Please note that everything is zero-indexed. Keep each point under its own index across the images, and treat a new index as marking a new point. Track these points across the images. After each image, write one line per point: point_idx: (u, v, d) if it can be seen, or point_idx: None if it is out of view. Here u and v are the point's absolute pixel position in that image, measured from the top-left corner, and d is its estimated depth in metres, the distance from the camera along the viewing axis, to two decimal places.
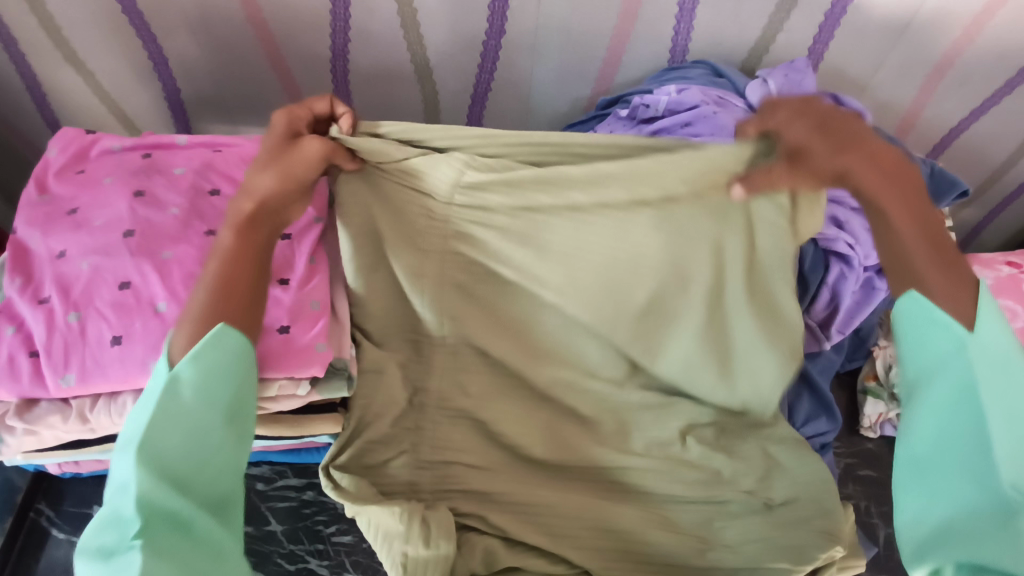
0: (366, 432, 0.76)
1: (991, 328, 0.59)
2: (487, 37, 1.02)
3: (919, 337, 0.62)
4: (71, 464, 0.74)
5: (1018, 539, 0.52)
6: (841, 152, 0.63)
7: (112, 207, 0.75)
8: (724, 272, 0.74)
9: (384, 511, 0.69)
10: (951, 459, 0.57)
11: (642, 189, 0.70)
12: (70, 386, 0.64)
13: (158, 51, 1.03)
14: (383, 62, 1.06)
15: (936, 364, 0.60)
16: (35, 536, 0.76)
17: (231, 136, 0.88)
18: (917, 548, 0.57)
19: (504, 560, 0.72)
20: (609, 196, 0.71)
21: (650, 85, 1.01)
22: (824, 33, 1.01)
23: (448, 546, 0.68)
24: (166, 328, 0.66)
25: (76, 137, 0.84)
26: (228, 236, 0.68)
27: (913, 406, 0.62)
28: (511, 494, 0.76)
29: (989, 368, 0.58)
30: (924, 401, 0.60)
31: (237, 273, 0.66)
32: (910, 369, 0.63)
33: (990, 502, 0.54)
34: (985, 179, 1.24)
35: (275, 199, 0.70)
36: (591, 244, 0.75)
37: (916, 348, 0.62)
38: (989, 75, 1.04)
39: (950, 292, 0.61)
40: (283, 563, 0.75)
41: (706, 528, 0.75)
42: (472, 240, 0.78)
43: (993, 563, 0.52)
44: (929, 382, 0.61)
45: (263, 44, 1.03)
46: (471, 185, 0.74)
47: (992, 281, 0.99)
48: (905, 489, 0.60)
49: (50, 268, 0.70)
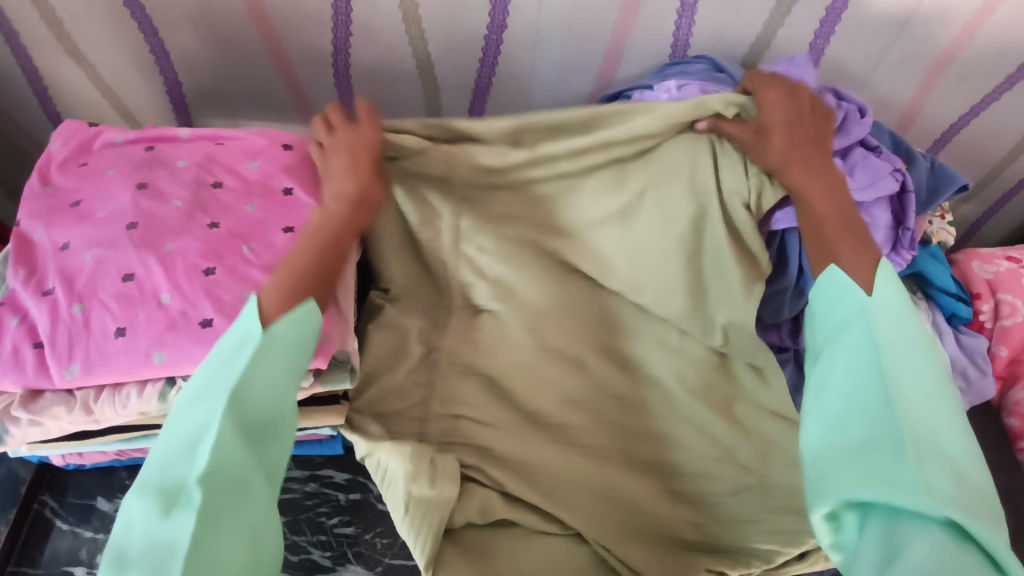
0: (379, 381, 0.82)
1: (891, 291, 0.59)
2: (488, 32, 1.02)
3: (833, 301, 0.63)
4: (75, 455, 0.75)
5: (911, 468, 0.48)
6: (798, 144, 0.71)
7: (115, 199, 0.75)
8: (706, 227, 0.78)
9: (397, 451, 0.73)
10: (861, 396, 0.54)
11: (617, 146, 0.78)
12: (74, 377, 0.64)
13: (160, 45, 1.03)
14: (385, 58, 1.06)
15: (847, 322, 0.60)
16: (39, 526, 0.77)
17: (233, 129, 0.88)
18: (819, 481, 0.53)
19: (499, 509, 0.73)
20: (590, 159, 0.80)
21: (651, 81, 1.01)
22: (824, 29, 1.01)
23: (451, 490, 0.72)
24: (169, 319, 0.67)
25: (78, 129, 0.84)
26: (327, 219, 0.73)
27: (823, 361, 0.60)
28: (514, 451, 0.78)
29: (889, 324, 0.57)
30: (835, 351, 0.59)
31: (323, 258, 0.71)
32: (823, 331, 0.62)
33: (886, 435, 0.51)
34: (984, 176, 1.24)
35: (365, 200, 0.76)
36: (584, 205, 0.83)
37: (829, 309, 0.63)
38: (989, 71, 1.05)
39: (858, 266, 0.64)
40: (286, 555, 0.75)
41: (700, 506, 0.76)
42: (486, 212, 0.85)
43: (889, 494, 0.48)
44: (839, 335, 0.60)
45: (265, 38, 1.04)
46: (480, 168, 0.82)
47: (992, 276, 0.99)
48: (812, 427, 0.56)
49: (53, 260, 0.70)
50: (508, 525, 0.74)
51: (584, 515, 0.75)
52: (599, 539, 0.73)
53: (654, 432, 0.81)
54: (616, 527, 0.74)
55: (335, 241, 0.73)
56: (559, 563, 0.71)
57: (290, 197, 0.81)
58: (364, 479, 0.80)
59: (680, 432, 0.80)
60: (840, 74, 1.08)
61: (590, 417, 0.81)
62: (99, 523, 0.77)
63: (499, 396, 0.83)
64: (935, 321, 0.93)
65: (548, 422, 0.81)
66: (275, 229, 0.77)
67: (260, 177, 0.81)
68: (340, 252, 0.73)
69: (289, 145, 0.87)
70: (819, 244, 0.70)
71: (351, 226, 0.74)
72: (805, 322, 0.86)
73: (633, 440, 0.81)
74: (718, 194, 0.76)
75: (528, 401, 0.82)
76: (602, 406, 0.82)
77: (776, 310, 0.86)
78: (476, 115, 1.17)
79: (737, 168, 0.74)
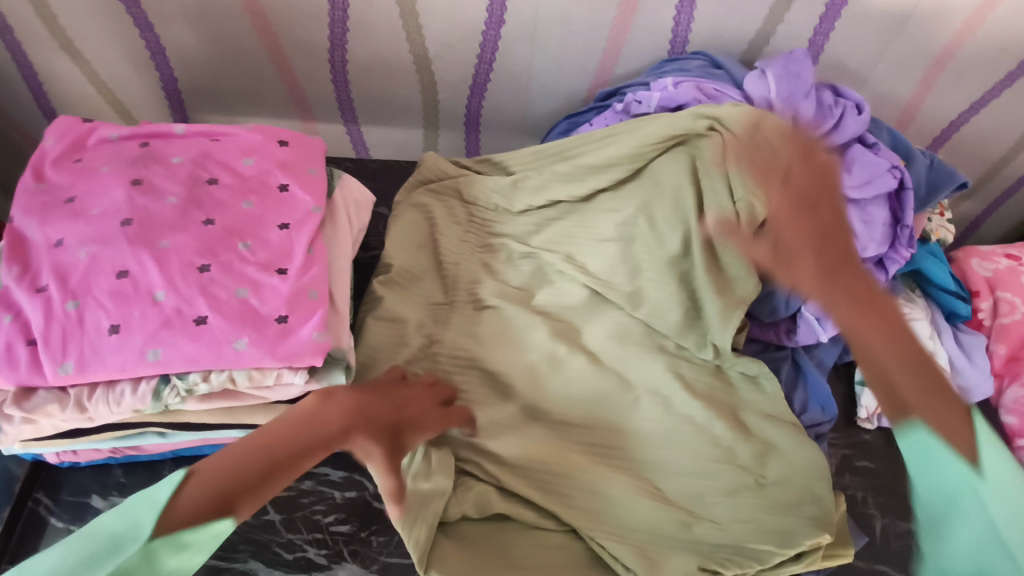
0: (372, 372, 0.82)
1: (991, 453, 0.60)
2: (487, 28, 1.02)
3: (924, 466, 0.62)
4: (69, 453, 0.74)
5: None
6: (833, 243, 0.72)
7: (110, 195, 0.74)
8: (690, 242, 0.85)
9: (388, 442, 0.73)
10: None
11: (614, 164, 0.90)
12: (67, 375, 0.63)
13: (156, 40, 1.03)
14: (382, 54, 1.06)
15: (955, 501, 0.60)
16: (33, 525, 0.75)
17: (229, 126, 0.87)
18: None
19: (496, 504, 0.73)
20: (594, 181, 0.92)
21: (647, 77, 1.01)
22: (824, 24, 1.01)
23: (446, 481, 0.72)
24: (164, 316, 0.66)
25: (73, 126, 0.83)
26: (319, 422, 0.63)
27: (936, 535, 0.62)
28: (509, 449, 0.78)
29: (1005, 506, 0.57)
30: (947, 533, 0.61)
31: (273, 466, 0.60)
32: (926, 495, 0.62)
33: None
34: (984, 173, 1.24)
35: (379, 424, 0.67)
36: (585, 220, 0.93)
37: (926, 476, 0.62)
38: (989, 68, 1.04)
39: (937, 412, 0.63)
40: (281, 553, 0.73)
41: (695, 503, 0.75)
42: (498, 227, 1.00)
43: None
44: (952, 514, 0.60)
45: (261, 34, 1.03)
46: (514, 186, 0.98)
47: (991, 274, 0.99)
48: None
49: (47, 256, 0.69)
50: (500, 519, 0.74)
51: (578, 510, 0.74)
52: (593, 536, 0.72)
53: (651, 429, 0.80)
54: (610, 526, 0.73)
55: (304, 445, 0.62)
56: (553, 559, 0.71)
57: (286, 193, 0.81)
58: (360, 477, 0.79)
59: (676, 429, 0.80)
60: (840, 71, 1.08)
61: (586, 413, 0.81)
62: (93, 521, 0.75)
63: (495, 392, 0.83)
64: (932, 317, 0.94)
65: (545, 419, 0.81)
66: (271, 226, 0.77)
67: (256, 174, 0.81)
68: (296, 468, 0.62)
69: (284, 142, 0.87)
70: (887, 392, 0.65)
71: (353, 426, 0.65)
72: (801, 320, 0.86)
73: (629, 437, 0.80)
74: (696, 209, 0.84)
75: (524, 398, 0.82)
76: (598, 404, 0.82)
77: (771, 309, 0.86)
78: (474, 112, 1.17)
79: (719, 189, 0.83)
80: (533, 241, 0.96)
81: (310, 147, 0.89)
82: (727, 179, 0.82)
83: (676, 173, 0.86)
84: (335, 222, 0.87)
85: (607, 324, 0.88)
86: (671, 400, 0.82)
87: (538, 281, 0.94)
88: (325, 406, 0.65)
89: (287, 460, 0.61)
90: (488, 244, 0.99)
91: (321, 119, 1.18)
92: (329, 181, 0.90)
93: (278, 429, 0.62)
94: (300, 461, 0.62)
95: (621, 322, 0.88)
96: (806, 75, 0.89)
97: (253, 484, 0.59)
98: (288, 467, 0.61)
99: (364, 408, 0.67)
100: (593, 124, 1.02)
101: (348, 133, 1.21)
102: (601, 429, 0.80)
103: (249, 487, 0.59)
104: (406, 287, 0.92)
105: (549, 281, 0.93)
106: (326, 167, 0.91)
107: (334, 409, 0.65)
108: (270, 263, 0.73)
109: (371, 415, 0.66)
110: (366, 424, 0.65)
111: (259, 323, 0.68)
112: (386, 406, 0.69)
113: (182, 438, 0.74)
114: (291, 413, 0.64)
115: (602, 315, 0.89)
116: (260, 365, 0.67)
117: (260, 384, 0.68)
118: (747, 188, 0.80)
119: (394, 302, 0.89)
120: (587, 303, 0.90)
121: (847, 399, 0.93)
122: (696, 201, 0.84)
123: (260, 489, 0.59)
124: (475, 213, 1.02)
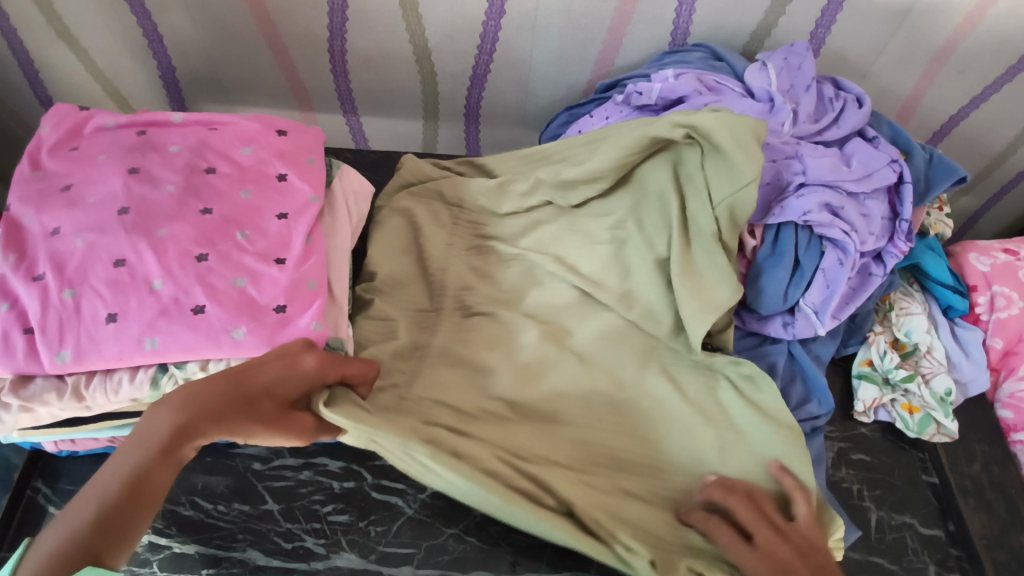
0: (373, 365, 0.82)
1: None
2: (487, 18, 1.01)
3: None
4: (68, 442, 0.74)
5: None
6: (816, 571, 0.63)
7: (107, 183, 0.74)
8: None
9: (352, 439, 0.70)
10: None
11: (594, 169, 0.89)
12: (65, 364, 0.63)
13: (153, 28, 1.02)
14: (383, 45, 1.05)
15: None
16: (31, 514, 0.74)
17: (227, 114, 0.87)
18: None
19: None
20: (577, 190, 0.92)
21: (647, 70, 1.01)
22: (826, 18, 1.01)
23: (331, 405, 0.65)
24: (161, 305, 0.66)
25: (69, 113, 0.83)
26: (149, 434, 0.57)
27: None
28: None
29: None
30: None
31: (120, 505, 0.53)
32: None
33: None
34: (984, 168, 1.24)
35: (228, 409, 0.60)
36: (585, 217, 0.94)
37: None
38: (990, 62, 1.04)
39: None
40: (279, 542, 0.73)
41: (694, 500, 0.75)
42: (496, 220, 1.00)
43: None
44: None
45: (259, 23, 1.02)
46: (501, 190, 0.99)
47: (989, 268, 0.99)
48: None
49: (44, 244, 0.69)
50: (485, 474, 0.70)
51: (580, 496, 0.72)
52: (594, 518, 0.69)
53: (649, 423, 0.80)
54: None
55: (140, 464, 0.55)
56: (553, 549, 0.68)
57: (285, 183, 0.81)
58: (358, 468, 0.79)
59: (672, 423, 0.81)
60: (841, 64, 1.08)
61: (582, 405, 0.82)
62: None
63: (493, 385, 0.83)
64: (929, 311, 0.95)
65: (543, 415, 0.81)
66: (270, 215, 0.77)
67: (254, 163, 0.81)
68: (148, 492, 0.55)
69: (283, 131, 0.86)
70: None
71: (190, 414, 0.58)
72: (799, 314, 0.85)
73: (627, 430, 0.80)
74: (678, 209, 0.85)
75: (522, 392, 0.82)
76: (595, 398, 0.82)
77: (770, 303, 0.86)
78: (473, 103, 1.17)
79: (701, 197, 0.83)
80: (521, 242, 0.97)
81: (309, 137, 0.89)
82: (705, 183, 0.82)
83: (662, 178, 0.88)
84: (335, 214, 0.87)
85: (600, 324, 0.89)
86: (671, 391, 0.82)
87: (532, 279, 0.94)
88: (153, 417, 0.58)
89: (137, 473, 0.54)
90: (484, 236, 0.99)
91: (319, 110, 1.18)
92: (328, 171, 0.90)
93: (112, 465, 0.55)
94: (145, 485, 0.55)
95: (615, 323, 0.89)
96: (806, 67, 0.91)
97: (105, 530, 0.51)
98: (133, 494, 0.54)
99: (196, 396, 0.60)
100: (593, 116, 1.02)
101: (347, 123, 1.20)
102: (598, 424, 0.81)
103: (103, 536, 0.51)
104: (404, 277, 0.92)
105: (548, 274, 0.93)
106: (324, 157, 0.90)
107: (163, 415, 0.58)
108: (268, 252, 0.73)
109: (213, 402, 0.60)
110: (209, 412, 0.59)
111: (258, 313, 0.68)
112: (228, 383, 0.61)
113: None
114: (122, 448, 0.57)
115: (594, 315, 0.90)
116: (259, 355, 0.67)
117: None
118: (730, 192, 0.79)
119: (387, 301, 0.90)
120: (580, 303, 0.91)
121: (845, 393, 0.93)
122: (680, 206, 0.85)
123: (118, 533, 0.52)
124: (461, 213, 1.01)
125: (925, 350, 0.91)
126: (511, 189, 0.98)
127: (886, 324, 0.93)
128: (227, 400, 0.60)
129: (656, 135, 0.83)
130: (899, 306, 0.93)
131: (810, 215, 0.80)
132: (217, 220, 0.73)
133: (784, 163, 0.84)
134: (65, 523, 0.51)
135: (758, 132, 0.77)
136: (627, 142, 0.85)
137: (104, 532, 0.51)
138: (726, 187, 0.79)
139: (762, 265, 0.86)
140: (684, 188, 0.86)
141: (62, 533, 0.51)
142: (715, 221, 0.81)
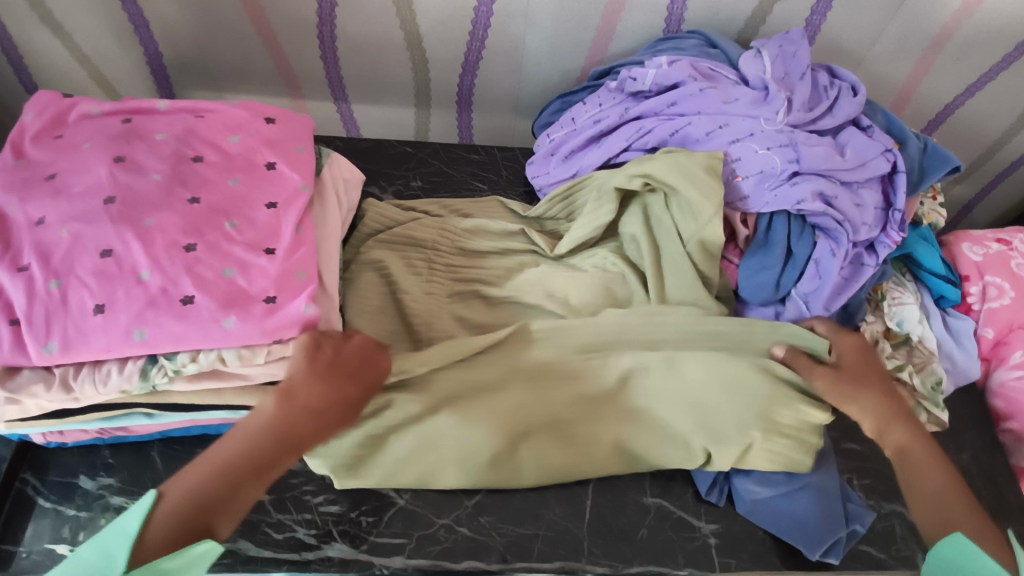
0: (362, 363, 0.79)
1: None
2: (478, 5, 0.99)
3: None
4: (57, 433, 0.74)
5: None
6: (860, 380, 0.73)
7: (91, 172, 0.73)
8: None
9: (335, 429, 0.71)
10: None
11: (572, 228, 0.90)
12: (52, 355, 0.62)
13: (139, 13, 1.00)
14: (372, 30, 1.04)
15: None
16: (20, 505, 0.74)
17: (213, 102, 0.86)
18: None
19: None
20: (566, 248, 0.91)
21: (642, 56, 1.00)
22: (821, 4, 1.00)
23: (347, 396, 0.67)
24: (149, 297, 0.65)
25: (52, 102, 0.82)
26: (275, 421, 0.60)
27: None
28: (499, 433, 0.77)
29: None
30: None
31: (235, 486, 0.57)
32: None
33: None
34: (979, 157, 1.23)
35: (332, 411, 0.64)
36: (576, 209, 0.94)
37: None
38: (985, 50, 1.04)
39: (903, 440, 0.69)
40: (270, 533, 0.73)
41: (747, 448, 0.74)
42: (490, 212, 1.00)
43: None
44: None
45: (248, 11, 1.01)
46: (477, 228, 0.95)
47: (982, 258, 0.99)
48: None
49: (27, 235, 0.67)
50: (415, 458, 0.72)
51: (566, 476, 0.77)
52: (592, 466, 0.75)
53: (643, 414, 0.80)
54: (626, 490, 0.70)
55: (274, 445, 0.59)
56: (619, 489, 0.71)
57: (273, 171, 0.80)
58: None
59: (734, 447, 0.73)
60: (838, 51, 1.07)
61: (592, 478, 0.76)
62: (82, 501, 0.74)
63: None
64: (923, 301, 0.95)
65: None
66: (259, 205, 0.76)
67: (243, 152, 0.80)
68: (267, 473, 0.59)
69: (271, 119, 0.86)
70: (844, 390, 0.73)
71: (331, 404, 0.64)
72: (790, 303, 0.84)
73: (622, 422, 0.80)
74: (649, 240, 0.86)
75: None
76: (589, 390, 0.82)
77: (764, 295, 0.84)
78: (466, 90, 1.15)
79: (670, 232, 0.84)
80: (513, 235, 0.95)
81: (297, 124, 0.88)
82: (671, 216, 0.85)
83: (633, 224, 0.88)
84: (324, 202, 0.86)
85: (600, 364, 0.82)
86: (657, 440, 0.77)
87: (527, 287, 0.88)
88: (283, 408, 0.61)
89: (272, 453, 0.59)
90: (464, 229, 0.95)
91: (311, 97, 1.16)
92: (317, 159, 0.89)
93: (214, 457, 0.58)
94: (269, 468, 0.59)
95: None
96: (802, 54, 0.91)
97: (219, 508, 0.56)
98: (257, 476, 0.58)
99: (323, 390, 0.64)
100: (585, 104, 1.01)
101: (338, 110, 1.19)
102: (597, 419, 0.77)
103: (219, 508, 0.56)
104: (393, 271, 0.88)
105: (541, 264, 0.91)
106: (314, 145, 0.90)
107: (287, 406, 0.61)
108: (257, 243, 0.72)
109: (334, 400, 0.64)
110: (326, 413, 0.63)
111: (247, 303, 0.67)
112: (342, 382, 0.65)
113: (170, 420, 0.73)
114: (215, 450, 0.58)
115: None
116: (249, 345, 0.66)
117: (250, 362, 0.67)
118: (695, 222, 0.81)
119: (367, 324, 0.82)
120: None
121: None
122: (652, 245, 0.86)
123: (229, 510, 0.57)
124: (451, 205, 1.00)
125: (916, 340, 0.90)
126: (489, 228, 0.95)
127: (878, 314, 0.91)
128: (340, 410, 0.64)
129: (615, 184, 0.87)
130: (891, 296, 0.92)
131: (804, 204, 0.80)
132: (205, 212, 0.72)
133: (779, 149, 0.82)
134: (203, 477, 0.57)
135: (710, 166, 0.82)
136: (593, 199, 0.89)
137: (222, 503, 0.57)
138: (692, 224, 0.82)
139: (752, 252, 0.84)
140: (655, 231, 0.87)
141: (172, 505, 0.55)
142: (688, 255, 0.83)
